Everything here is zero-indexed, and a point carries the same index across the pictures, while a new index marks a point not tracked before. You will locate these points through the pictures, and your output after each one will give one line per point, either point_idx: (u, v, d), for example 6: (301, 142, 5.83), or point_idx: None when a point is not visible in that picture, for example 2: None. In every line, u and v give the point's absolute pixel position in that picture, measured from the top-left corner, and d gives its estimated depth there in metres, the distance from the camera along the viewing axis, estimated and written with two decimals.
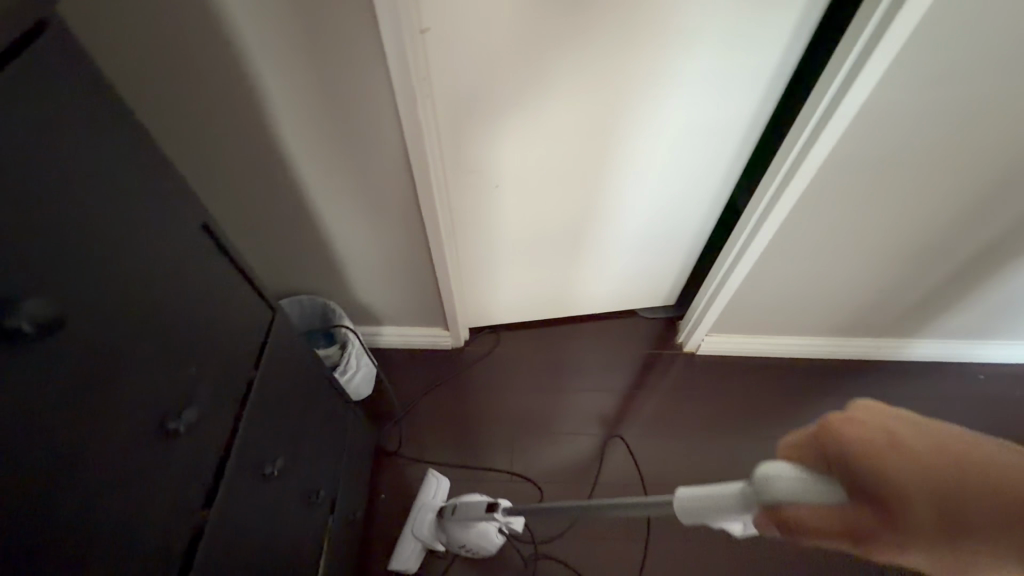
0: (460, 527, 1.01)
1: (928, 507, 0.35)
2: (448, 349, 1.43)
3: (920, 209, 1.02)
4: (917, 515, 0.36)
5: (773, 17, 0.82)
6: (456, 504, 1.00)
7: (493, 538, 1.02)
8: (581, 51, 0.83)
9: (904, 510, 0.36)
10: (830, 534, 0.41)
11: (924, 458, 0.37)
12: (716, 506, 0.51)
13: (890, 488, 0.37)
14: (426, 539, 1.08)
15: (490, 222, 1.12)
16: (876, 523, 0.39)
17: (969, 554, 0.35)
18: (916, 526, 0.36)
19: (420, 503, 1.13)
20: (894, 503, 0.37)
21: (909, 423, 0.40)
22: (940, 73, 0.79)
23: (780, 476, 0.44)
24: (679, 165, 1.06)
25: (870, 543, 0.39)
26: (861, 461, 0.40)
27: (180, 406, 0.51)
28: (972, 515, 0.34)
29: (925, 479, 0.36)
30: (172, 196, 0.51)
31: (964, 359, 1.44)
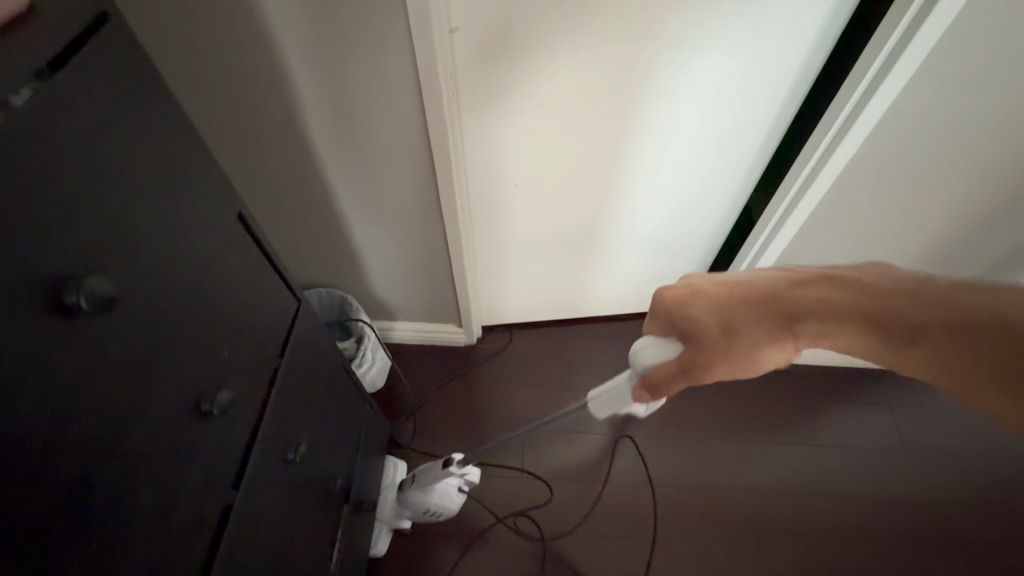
0: (420, 495, 1.03)
1: (714, 324, 0.50)
2: (461, 345, 1.44)
3: (939, 218, 1.02)
4: (708, 332, 0.51)
5: (798, 22, 0.83)
6: (414, 471, 1.04)
7: (454, 499, 1.05)
8: (600, 50, 0.84)
9: (702, 332, 0.51)
10: (674, 377, 0.54)
11: (711, 293, 0.52)
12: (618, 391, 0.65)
13: (698, 327, 0.51)
14: (390, 516, 1.10)
15: (507, 220, 1.13)
16: (694, 355, 0.52)
17: (742, 347, 0.50)
18: (712, 343, 0.50)
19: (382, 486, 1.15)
20: (699, 333, 0.51)
21: (712, 278, 0.54)
22: (964, 82, 0.79)
23: (643, 348, 0.56)
24: (698, 167, 1.07)
25: (698, 373, 0.52)
26: (680, 311, 0.52)
27: (213, 387, 0.52)
28: (736, 316, 0.50)
29: (713, 305, 0.51)
30: (211, 185, 0.52)
31: None
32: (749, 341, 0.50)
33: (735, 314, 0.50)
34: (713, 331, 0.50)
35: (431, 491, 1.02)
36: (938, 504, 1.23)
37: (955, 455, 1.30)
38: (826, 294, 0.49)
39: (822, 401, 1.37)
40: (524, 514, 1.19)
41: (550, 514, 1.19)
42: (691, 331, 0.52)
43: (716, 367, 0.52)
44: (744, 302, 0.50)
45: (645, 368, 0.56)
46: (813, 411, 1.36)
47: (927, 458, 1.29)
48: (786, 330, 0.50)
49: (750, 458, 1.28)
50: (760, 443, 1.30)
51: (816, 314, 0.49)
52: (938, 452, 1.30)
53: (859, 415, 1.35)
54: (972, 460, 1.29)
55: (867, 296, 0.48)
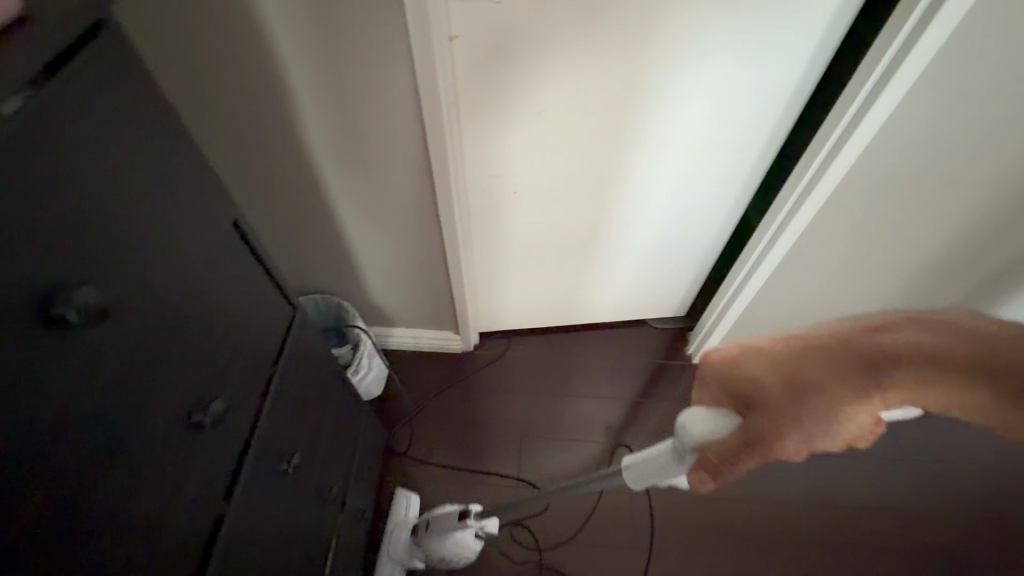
0: (437, 541, 1.01)
1: (778, 385, 0.43)
2: (458, 352, 1.43)
3: (938, 229, 1.02)
4: (772, 397, 0.43)
5: (797, 33, 0.83)
6: (432, 518, 1.01)
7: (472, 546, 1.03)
8: (601, 58, 0.84)
9: (762, 398, 0.43)
10: (740, 456, 0.45)
11: (768, 350, 0.45)
12: (659, 464, 0.56)
13: (759, 386, 0.43)
14: (403, 558, 1.07)
15: (505, 227, 1.13)
16: (760, 425, 0.43)
17: (817, 409, 0.41)
18: (781, 410, 0.42)
19: (393, 524, 1.11)
20: (758, 398, 0.43)
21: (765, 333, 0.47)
22: (962, 95, 0.79)
23: (691, 421, 0.49)
24: (696, 176, 1.07)
25: (767, 449, 0.44)
26: (734, 375, 0.45)
27: (207, 399, 0.52)
28: (805, 372, 0.42)
29: (772, 366, 0.43)
30: (207, 192, 0.52)
31: None
32: (827, 403, 0.41)
33: (803, 371, 0.42)
34: (781, 394, 0.42)
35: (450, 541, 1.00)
36: (935, 514, 1.23)
37: (951, 465, 1.30)
38: (915, 336, 0.40)
39: None
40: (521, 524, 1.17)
41: (547, 523, 1.18)
42: (752, 395, 0.44)
43: (786, 438, 0.43)
44: (807, 354, 0.43)
45: (699, 444, 0.48)
46: None
47: (924, 468, 1.29)
48: (871, 383, 0.41)
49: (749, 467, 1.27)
50: None
51: (907, 357, 0.40)
52: (934, 462, 1.31)
53: None
54: (969, 471, 1.29)
55: (965, 339, 0.39)
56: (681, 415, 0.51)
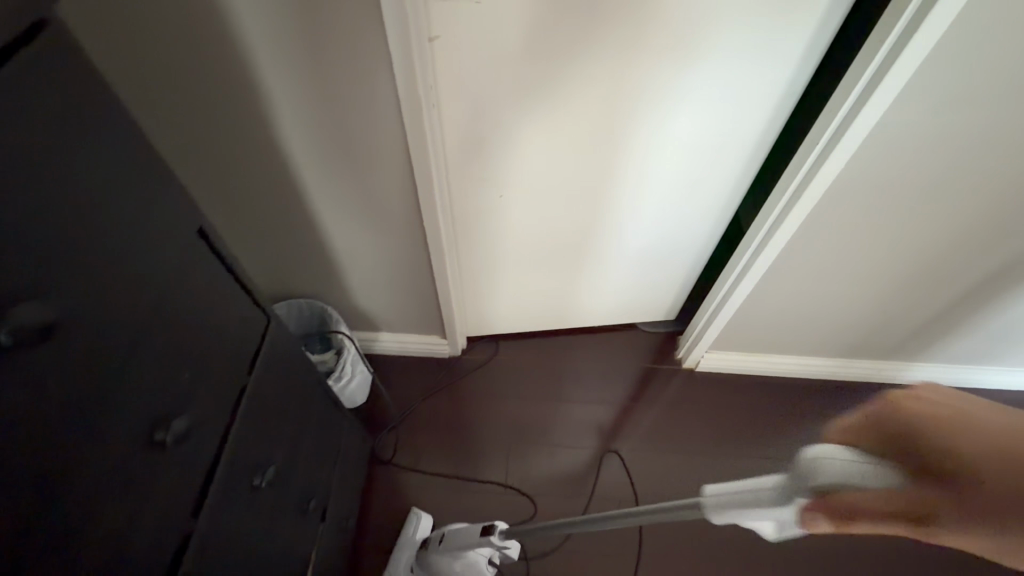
0: (447, 561, 0.98)
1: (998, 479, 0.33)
2: (445, 357, 1.41)
3: (928, 232, 1.01)
4: (988, 492, 0.33)
5: (784, 37, 0.82)
6: (446, 533, 0.99)
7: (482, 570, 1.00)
8: (589, 61, 0.82)
9: (973, 488, 0.34)
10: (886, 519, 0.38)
11: (991, 428, 0.34)
12: (753, 495, 0.49)
13: (968, 471, 0.34)
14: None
15: (493, 231, 1.11)
16: (942, 503, 0.35)
17: None
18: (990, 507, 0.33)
19: (402, 541, 1.09)
20: (962, 482, 0.34)
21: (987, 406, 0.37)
22: (950, 99, 0.78)
23: (831, 456, 0.42)
24: (685, 179, 1.06)
25: (935, 530, 0.36)
26: (930, 442, 0.36)
27: (170, 416, 0.49)
28: None
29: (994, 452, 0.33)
30: (168, 200, 0.49)
31: (964, 385, 1.43)
32: None
33: None
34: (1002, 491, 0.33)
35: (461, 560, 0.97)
36: None
37: None
38: None
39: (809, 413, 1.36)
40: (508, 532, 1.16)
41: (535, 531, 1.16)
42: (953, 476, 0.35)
43: (972, 536, 0.35)
44: None
45: (837, 487, 0.41)
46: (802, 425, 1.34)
47: None
48: None
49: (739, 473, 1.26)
50: (748, 458, 1.28)
51: None
52: None
53: None
54: None
55: None
56: (812, 447, 0.43)
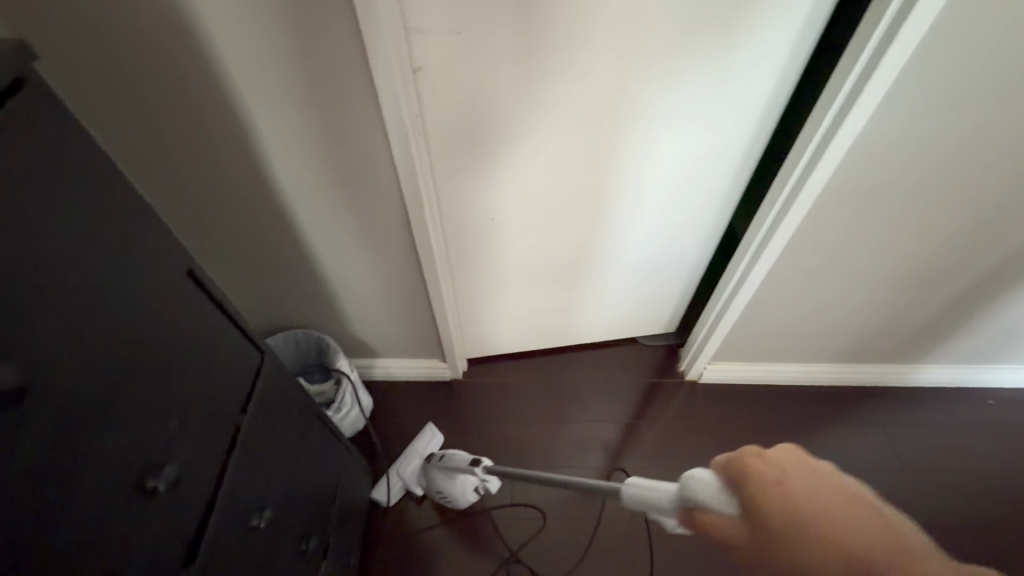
0: (443, 476, 1.10)
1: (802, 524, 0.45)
2: (445, 381, 1.40)
3: (919, 234, 1.01)
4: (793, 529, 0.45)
5: (763, 51, 0.83)
6: (445, 452, 1.10)
7: (468, 496, 1.11)
8: (580, 77, 0.83)
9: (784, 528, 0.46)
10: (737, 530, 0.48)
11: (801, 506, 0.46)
12: (655, 504, 0.59)
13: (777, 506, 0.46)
14: (410, 480, 1.20)
15: (489, 254, 1.12)
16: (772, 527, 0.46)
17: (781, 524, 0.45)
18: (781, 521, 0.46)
19: (410, 450, 1.26)
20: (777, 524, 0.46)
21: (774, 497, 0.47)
22: (927, 105, 0.79)
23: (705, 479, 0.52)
24: (673, 193, 1.06)
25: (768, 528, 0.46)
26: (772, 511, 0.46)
27: (161, 462, 0.49)
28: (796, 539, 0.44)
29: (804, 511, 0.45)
30: (160, 244, 0.50)
31: (970, 385, 1.41)
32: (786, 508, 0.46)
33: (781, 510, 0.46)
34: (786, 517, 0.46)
35: (451, 480, 1.10)
36: (948, 525, 1.18)
37: (959, 471, 1.27)
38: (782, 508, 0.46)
39: (814, 422, 1.34)
40: (501, 553, 1.14)
41: (543, 557, 1.13)
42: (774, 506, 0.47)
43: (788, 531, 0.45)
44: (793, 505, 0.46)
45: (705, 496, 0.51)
46: (807, 434, 1.32)
47: (930, 478, 1.25)
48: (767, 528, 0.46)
49: None
50: None
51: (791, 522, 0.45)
52: (938, 471, 1.26)
53: (854, 436, 1.32)
54: (980, 477, 1.25)
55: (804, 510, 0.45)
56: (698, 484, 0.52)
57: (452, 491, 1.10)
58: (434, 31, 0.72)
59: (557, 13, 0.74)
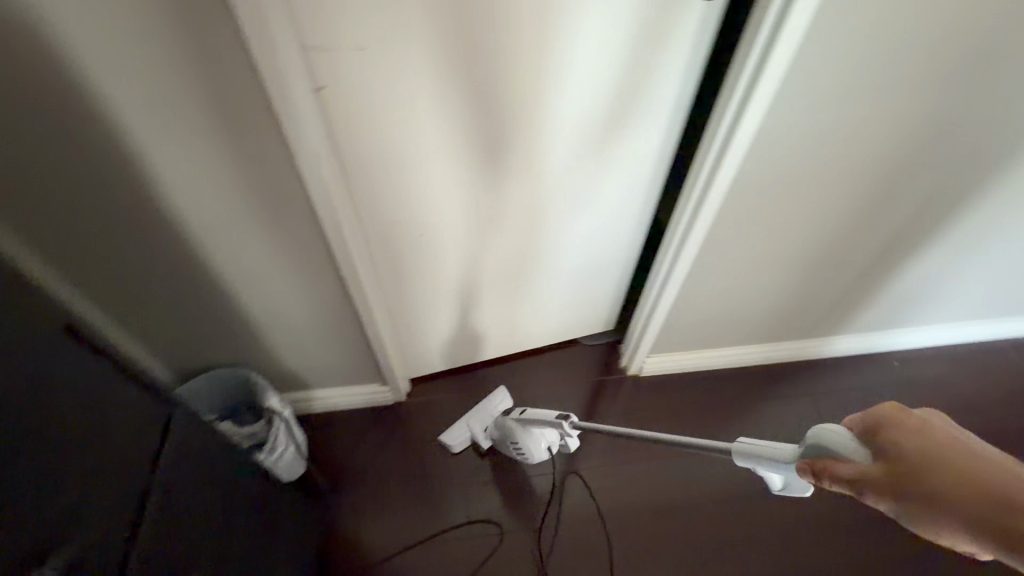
0: (522, 429, 1.12)
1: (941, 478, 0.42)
2: (389, 404, 1.35)
3: (822, 221, 1.08)
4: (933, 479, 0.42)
5: (667, 54, 0.85)
6: (529, 409, 1.10)
7: (541, 452, 1.12)
8: (494, 91, 0.82)
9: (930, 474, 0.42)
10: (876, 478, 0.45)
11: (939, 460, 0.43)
12: (771, 457, 0.59)
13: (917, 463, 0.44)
14: (479, 433, 1.27)
15: (420, 270, 1.08)
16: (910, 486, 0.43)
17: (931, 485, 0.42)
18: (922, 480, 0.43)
19: (483, 404, 1.32)
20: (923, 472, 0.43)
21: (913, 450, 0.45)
22: (818, 102, 0.84)
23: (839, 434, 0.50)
24: (596, 197, 1.07)
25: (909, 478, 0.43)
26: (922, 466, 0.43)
27: (51, 547, 0.43)
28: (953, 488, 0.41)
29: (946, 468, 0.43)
30: (24, 304, 0.45)
31: (879, 351, 1.53)
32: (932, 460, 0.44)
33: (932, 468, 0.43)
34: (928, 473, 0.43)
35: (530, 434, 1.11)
36: None
37: None
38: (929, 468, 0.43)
39: (747, 401, 1.42)
40: (520, 515, 1.20)
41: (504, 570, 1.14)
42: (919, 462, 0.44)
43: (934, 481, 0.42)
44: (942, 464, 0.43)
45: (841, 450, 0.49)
46: (741, 415, 1.40)
47: None
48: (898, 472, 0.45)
49: (695, 470, 1.27)
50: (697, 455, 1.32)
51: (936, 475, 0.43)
52: None
53: (782, 411, 1.42)
54: None
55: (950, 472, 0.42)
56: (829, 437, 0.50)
57: (525, 445, 1.12)
58: (338, 48, 0.70)
59: (462, 28, 0.74)
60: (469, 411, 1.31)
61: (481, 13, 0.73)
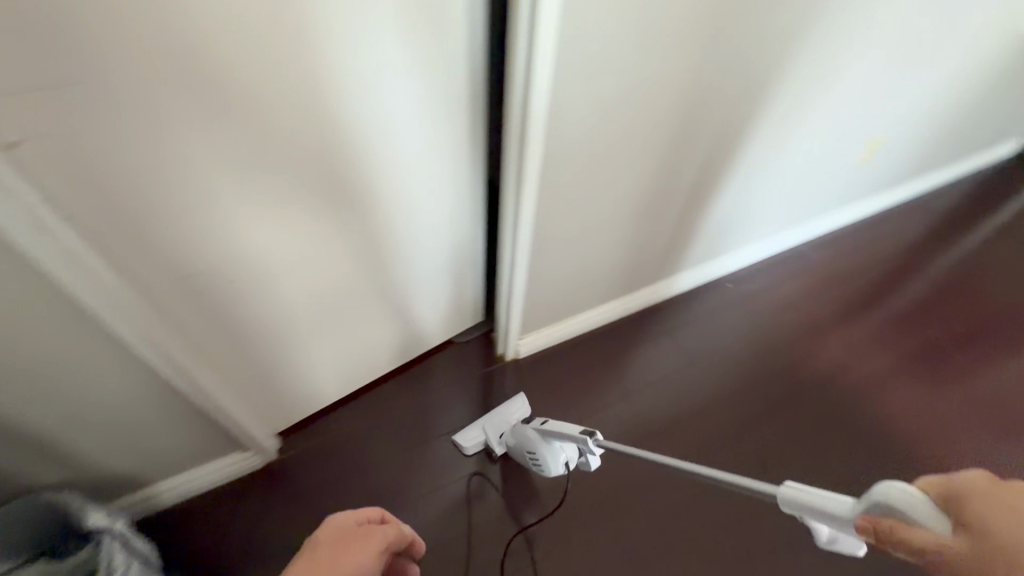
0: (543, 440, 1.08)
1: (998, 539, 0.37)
2: (259, 464, 1.24)
3: (634, 178, 1.15)
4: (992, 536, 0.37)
5: (450, 44, 0.79)
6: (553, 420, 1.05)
7: (560, 467, 1.07)
8: (261, 108, 0.71)
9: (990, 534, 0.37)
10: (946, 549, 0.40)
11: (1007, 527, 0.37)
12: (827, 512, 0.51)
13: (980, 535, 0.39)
14: (492, 437, 1.28)
15: (246, 317, 0.96)
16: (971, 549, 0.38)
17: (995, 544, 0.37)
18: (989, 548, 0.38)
19: (500, 411, 1.34)
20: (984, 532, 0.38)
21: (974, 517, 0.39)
22: (593, 72, 0.87)
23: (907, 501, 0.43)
24: (424, 198, 1.01)
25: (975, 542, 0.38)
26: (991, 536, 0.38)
27: None
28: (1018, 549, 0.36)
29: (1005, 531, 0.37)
30: None
31: (715, 277, 1.72)
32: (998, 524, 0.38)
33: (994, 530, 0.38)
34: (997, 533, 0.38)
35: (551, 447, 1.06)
36: (722, 398, 1.47)
37: (722, 349, 1.57)
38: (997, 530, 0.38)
39: (617, 354, 1.52)
40: (521, 518, 1.22)
41: None
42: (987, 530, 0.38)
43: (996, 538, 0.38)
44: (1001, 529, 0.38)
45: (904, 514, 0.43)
46: (615, 368, 1.49)
47: (704, 365, 1.53)
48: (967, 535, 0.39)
49: None
50: (583, 418, 1.40)
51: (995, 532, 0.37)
52: (710, 356, 1.55)
53: (648, 353, 1.54)
54: (734, 348, 1.57)
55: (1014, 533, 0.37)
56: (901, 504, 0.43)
57: (546, 456, 1.08)
58: (25, 89, 0.55)
59: (190, 39, 0.61)
60: (489, 414, 1.34)
61: (206, 18, 0.60)
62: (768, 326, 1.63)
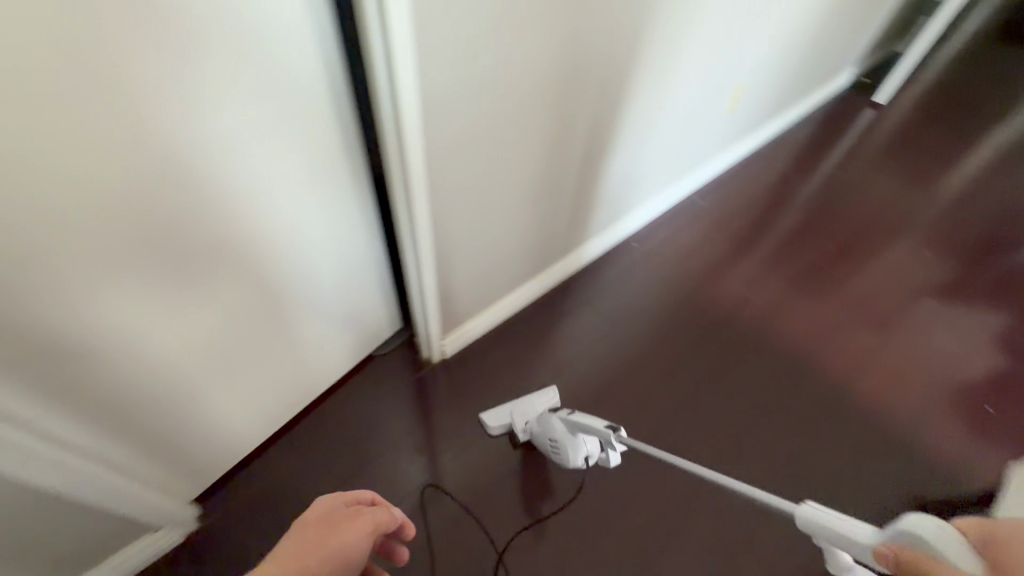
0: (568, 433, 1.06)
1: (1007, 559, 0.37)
2: (178, 539, 1.12)
3: (525, 159, 1.13)
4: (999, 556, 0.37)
5: (290, 45, 0.70)
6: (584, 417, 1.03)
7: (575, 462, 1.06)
8: (66, 150, 0.59)
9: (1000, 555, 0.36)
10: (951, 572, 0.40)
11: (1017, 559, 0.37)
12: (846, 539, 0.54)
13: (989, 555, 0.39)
14: (518, 423, 1.28)
15: (119, 388, 0.83)
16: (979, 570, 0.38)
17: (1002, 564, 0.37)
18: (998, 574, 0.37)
19: (530, 398, 1.33)
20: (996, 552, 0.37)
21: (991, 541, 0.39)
22: (459, 58, 0.81)
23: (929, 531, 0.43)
24: (304, 216, 0.92)
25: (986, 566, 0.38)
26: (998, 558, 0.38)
27: None
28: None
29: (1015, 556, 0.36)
30: None
31: (621, 238, 1.78)
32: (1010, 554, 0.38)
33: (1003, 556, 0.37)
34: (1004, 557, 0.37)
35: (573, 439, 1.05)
36: (646, 353, 1.54)
37: (638, 307, 1.64)
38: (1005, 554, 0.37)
39: (543, 332, 1.53)
40: (482, 516, 1.21)
41: None
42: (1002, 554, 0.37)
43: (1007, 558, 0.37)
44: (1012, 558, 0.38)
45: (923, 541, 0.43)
46: (543, 347, 1.51)
47: (625, 325, 1.59)
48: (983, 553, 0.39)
49: None
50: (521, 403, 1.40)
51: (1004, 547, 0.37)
52: (629, 315, 1.62)
53: (572, 325, 1.57)
54: (649, 303, 1.65)
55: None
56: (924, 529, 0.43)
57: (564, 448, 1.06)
58: None
59: None
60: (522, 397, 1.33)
61: None
62: (675, 275, 1.73)
